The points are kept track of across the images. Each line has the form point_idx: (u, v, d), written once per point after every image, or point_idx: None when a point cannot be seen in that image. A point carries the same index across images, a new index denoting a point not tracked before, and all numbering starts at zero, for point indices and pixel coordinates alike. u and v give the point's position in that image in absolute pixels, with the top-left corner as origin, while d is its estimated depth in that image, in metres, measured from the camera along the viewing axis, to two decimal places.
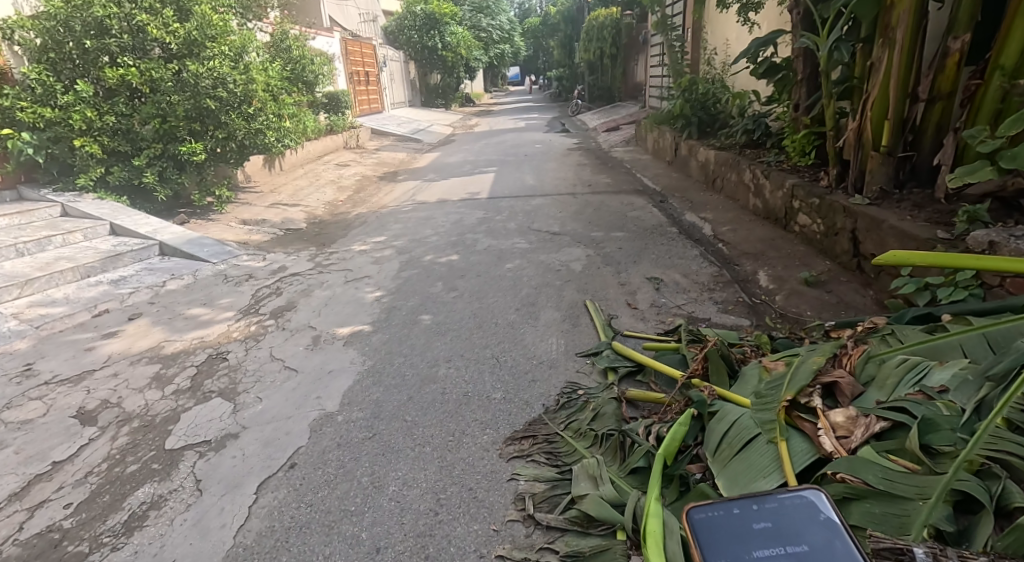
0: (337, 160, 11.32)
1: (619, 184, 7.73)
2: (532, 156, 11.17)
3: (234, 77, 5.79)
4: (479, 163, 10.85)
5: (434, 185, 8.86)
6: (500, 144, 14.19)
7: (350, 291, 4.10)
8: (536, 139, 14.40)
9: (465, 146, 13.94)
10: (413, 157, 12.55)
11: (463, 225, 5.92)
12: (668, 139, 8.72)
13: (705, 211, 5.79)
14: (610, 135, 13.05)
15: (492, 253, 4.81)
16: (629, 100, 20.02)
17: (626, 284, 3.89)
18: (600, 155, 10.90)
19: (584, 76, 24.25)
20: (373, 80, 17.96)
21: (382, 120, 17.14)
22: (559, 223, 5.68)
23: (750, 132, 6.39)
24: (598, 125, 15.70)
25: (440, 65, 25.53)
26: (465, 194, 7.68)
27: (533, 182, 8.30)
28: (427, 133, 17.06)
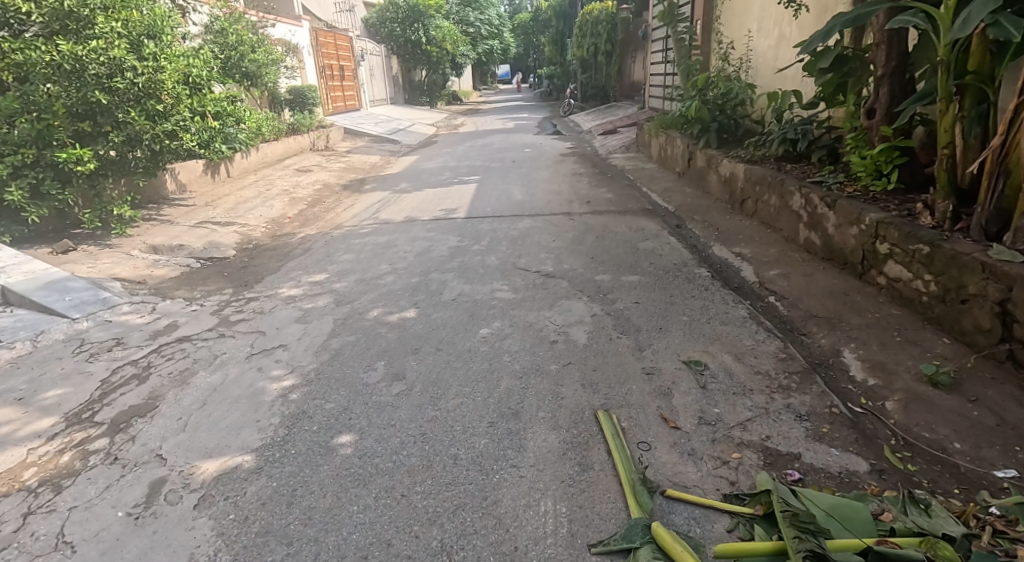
0: (299, 165, 9.99)
1: (623, 202, 6.50)
2: (520, 163, 9.93)
3: (134, 63, 4.57)
4: (460, 170, 9.58)
5: (405, 196, 7.59)
6: (486, 147, 12.93)
7: (250, 373, 2.82)
8: (525, 143, 13.12)
9: (448, 150, 12.66)
10: (387, 162, 11.26)
11: (429, 257, 4.65)
12: (678, 148, 7.51)
13: (739, 244, 4.55)
14: (606, 140, 11.82)
15: (463, 307, 3.55)
16: (624, 100, 18.87)
17: (654, 373, 2.64)
18: (597, 162, 9.67)
19: (577, 74, 23.07)
20: (349, 76, 16.64)
21: (357, 119, 15.79)
22: (552, 258, 4.43)
23: (790, 143, 5.19)
24: (594, 127, 14.46)
25: (425, 60, 24.16)
26: (439, 211, 6.40)
27: (520, 196, 7.05)
28: (407, 134, 15.76)
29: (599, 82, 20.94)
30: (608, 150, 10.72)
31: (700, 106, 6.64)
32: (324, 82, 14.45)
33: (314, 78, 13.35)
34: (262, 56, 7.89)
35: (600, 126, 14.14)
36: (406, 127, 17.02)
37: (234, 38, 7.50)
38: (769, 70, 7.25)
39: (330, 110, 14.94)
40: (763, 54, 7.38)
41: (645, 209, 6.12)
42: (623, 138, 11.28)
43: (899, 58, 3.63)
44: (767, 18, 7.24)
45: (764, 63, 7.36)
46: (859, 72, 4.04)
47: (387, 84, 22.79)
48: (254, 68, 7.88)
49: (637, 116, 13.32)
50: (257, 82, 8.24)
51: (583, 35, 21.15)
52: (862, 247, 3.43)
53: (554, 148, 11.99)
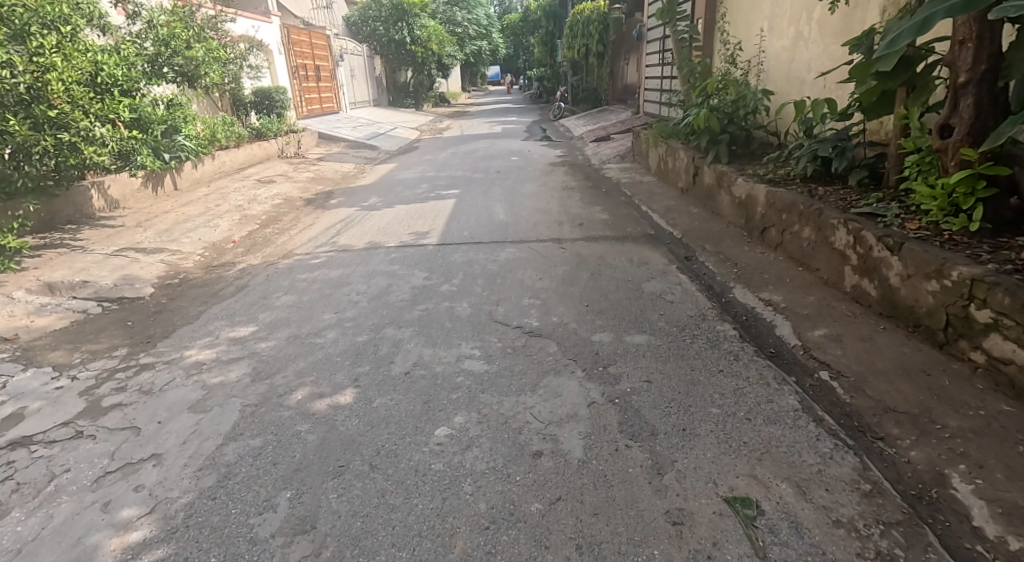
0: (262, 175, 9.08)
1: (621, 225, 5.65)
2: (505, 174, 9.07)
3: (13, 56, 3.75)
4: (439, 181, 8.72)
5: (373, 214, 6.71)
6: (471, 154, 12.06)
7: (90, 513, 1.93)
8: (512, 150, 12.24)
9: (429, 157, 11.79)
10: (361, 171, 10.37)
11: (387, 301, 3.79)
12: (682, 161, 6.67)
13: (765, 289, 3.71)
14: (599, 148, 10.98)
15: (418, 386, 2.69)
16: (617, 104, 18.13)
17: (681, 524, 1.79)
18: (590, 174, 8.83)
19: (568, 76, 22.33)
20: (325, 76, 15.74)
21: (334, 123, 14.90)
22: (538, 307, 3.59)
23: (821, 162, 4.37)
24: (585, 133, 13.63)
25: (409, 61, 23.26)
26: (409, 235, 5.53)
27: (502, 216, 6.21)
28: (386, 139, 14.88)
29: (591, 85, 20.12)
30: (601, 160, 9.87)
31: (709, 115, 5.80)
32: (296, 84, 13.53)
33: (284, 79, 12.43)
34: (202, 51, 7.16)
35: (593, 132, 13.31)
36: (387, 132, 16.14)
37: (168, 34, 6.65)
38: (784, 74, 6.43)
39: (303, 114, 14.02)
40: (778, 56, 6.55)
41: (648, 236, 5.28)
42: (617, 147, 10.43)
43: (991, 60, 2.83)
44: (782, 15, 6.41)
45: (779, 66, 6.53)
46: (926, 78, 3.23)
47: (370, 86, 21.87)
48: (192, 68, 7.15)
49: (632, 122, 12.49)
50: (194, 84, 7.35)
51: (574, 36, 20.32)
52: (947, 309, 2.60)
53: (542, 156, 11.14)
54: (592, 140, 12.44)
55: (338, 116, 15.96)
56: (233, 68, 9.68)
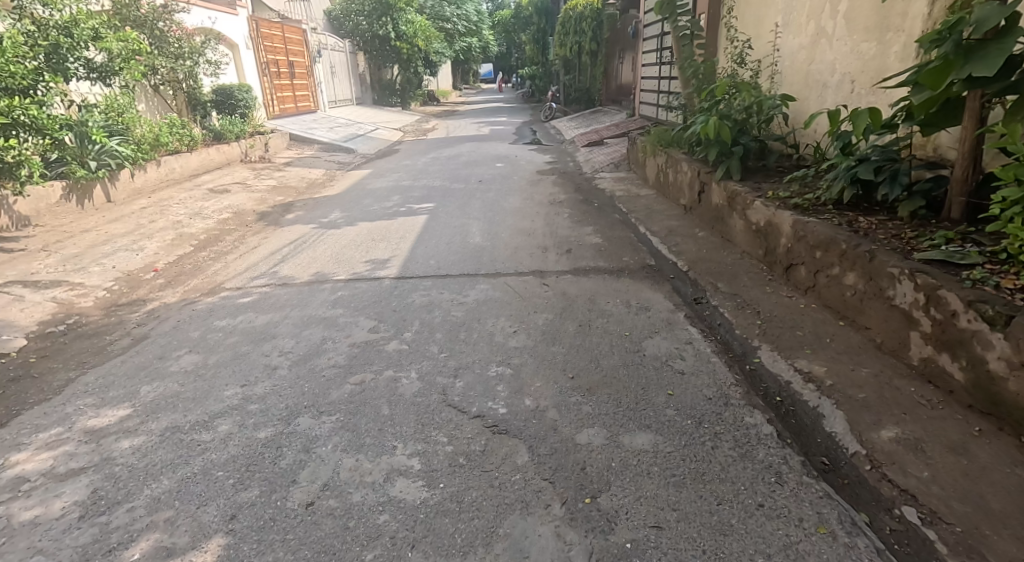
0: (216, 183, 8.20)
1: (616, 253, 4.82)
2: (486, 184, 8.23)
3: None
4: (413, 192, 7.86)
5: (331, 234, 5.85)
6: (453, 159, 11.21)
7: None
8: (497, 155, 11.39)
9: (407, 162, 10.94)
10: (331, 178, 9.50)
11: (315, 367, 2.94)
12: (686, 175, 5.84)
13: (803, 355, 2.88)
14: (592, 154, 10.15)
15: (319, 533, 1.84)
16: (611, 105, 17.35)
17: None
18: (581, 185, 8.01)
19: (560, 75, 21.54)
20: (301, 73, 14.83)
21: (309, 124, 14.00)
22: (507, 380, 2.75)
23: (862, 185, 3.55)
24: (577, 136, 12.82)
25: (394, 57, 22.33)
26: (364, 264, 4.68)
27: (478, 238, 5.37)
28: (366, 141, 14.01)
29: (584, 84, 19.29)
30: (593, 169, 9.03)
31: (719, 122, 4.96)
32: (265, 81, 12.62)
33: (251, 77, 11.53)
34: (118, 41, 6.18)
35: (585, 136, 12.47)
36: (366, 133, 15.25)
37: (64, 18, 5.65)
38: (803, 76, 5.62)
39: (275, 114, 13.12)
40: (795, 55, 5.73)
41: (647, 268, 4.45)
42: (611, 153, 9.60)
43: None
44: (801, 8, 5.60)
45: (796, 66, 5.72)
46: None
47: (352, 84, 20.94)
48: (106, 61, 6.16)
49: (627, 125, 11.67)
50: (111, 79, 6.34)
51: (566, 33, 19.48)
52: None
53: (530, 163, 10.30)
54: (584, 145, 11.60)
55: (314, 116, 15.06)
56: (186, 63, 8.89)
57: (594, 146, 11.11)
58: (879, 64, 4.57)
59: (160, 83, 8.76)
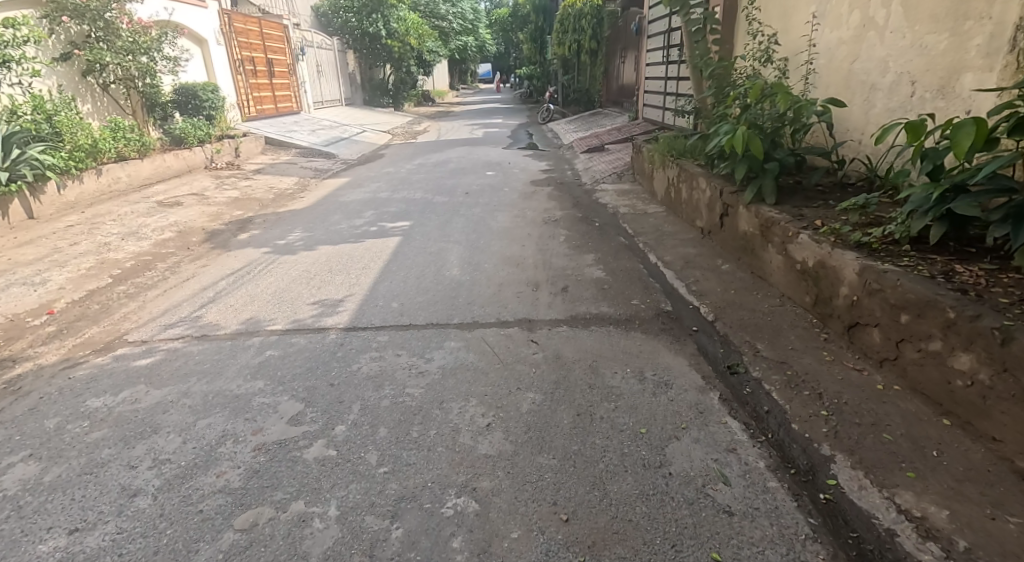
0: (169, 194, 7.30)
1: (623, 292, 3.93)
2: (473, 197, 7.34)
3: None
4: (388, 206, 6.97)
5: (283, 261, 4.95)
6: (440, 166, 10.30)
7: None
8: (489, 162, 10.49)
9: (390, 169, 10.04)
10: (302, 188, 8.60)
11: (192, 491, 2.04)
12: (704, 193, 4.94)
13: (902, 480, 1.99)
14: (591, 162, 9.26)
15: None
16: (612, 107, 16.50)
17: None
18: (579, 199, 7.12)
19: (559, 76, 20.71)
20: (281, 71, 13.95)
21: (288, 126, 13.10)
22: (467, 529, 1.85)
23: (955, 219, 2.67)
24: (575, 141, 11.96)
25: (385, 56, 21.42)
26: (310, 307, 3.78)
27: (455, 270, 4.48)
28: (349, 144, 13.15)
29: (584, 85, 18.43)
30: (593, 180, 8.14)
31: (748, 132, 4.07)
32: (238, 79, 11.73)
33: (220, 75, 10.66)
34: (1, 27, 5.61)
35: (584, 141, 11.58)
36: (351, 136, 14.35)
37: None
38: (844, 76, 4.73)
39: (250, 115, 12.23)
40: (834, 51, 4.85)
41: (662, 316, 3.56)
42: (613, 161, 8.69)
43: None
44: None
45: (835, 65, 4.84)
46: None
47: (340, 84, 20.01)
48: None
49: (630, 130, 10.78)
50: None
51: (565, 32, 18.59)
52: None
53: (523, 171, 9.40)
54: (583, 151, 10.69)
55: (294, 118, 14.16)
56: (141, 60, 8.08)
57: (593, 152, 10.22)
58: (951, 62, 3.69)
59: (113, 81, 7.90)
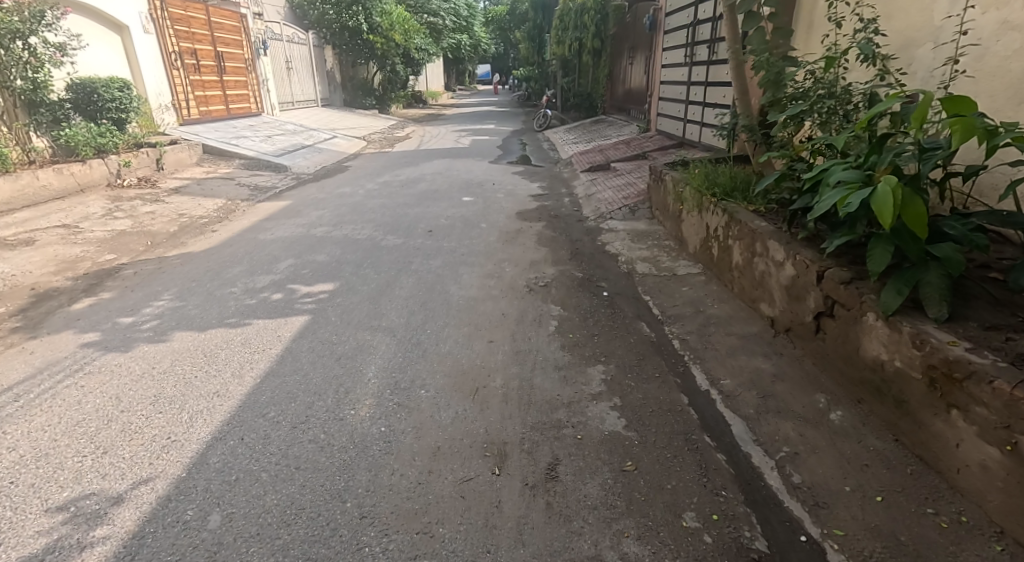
0: (25, 227, 5.47)
1: (666, 490, 2.07)
2: (432, 238, 5.49)
3: None
4: (317, 251, 5.13)
5: (100, 363, 3.07)
6: (406, 185, 8.45)
7: None
8: (467, 182, 8.64)
9: (345, 190, 8.20)
10: (224, 215, 6.77)
11: None
12: (781, 268, 3.10)
13: None
14: (595, 187, 7.43)
15: None
16: (617, 113, 14.80)
17: None
18: (579, 246, 5.28)
19: (558, 78, 19.01)
20: (233, 67, 12.15)
21: (238, 131, 11.28)
22: None
23: None
24: (575, 155, 10.19)
25: (366, 53, 19.63)
26: (34, 536, 1.88)
27: (364, 407, 2.62)
28: (310, 154, 11.36)
29: (585, 88, 16.74)
30: (597, 215, 6.30)
31: (896, 183, 2.20)
32: (171, 74, 9.92)
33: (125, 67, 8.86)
34: None
35: (584, 156, 9.74)
36: (315, 143, 12.52)
37: None
38: (1017, 86, 2.90)
39: (189, 116, 10.42)
40: (993, 46, 3.01)
41: None
42: (622, 189, 6.87)
43: None
44: None
45: (996, 67, 3.00)
46: None
47: (313, 83, 18.17)
48: None
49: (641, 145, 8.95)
50: None
51: (565, 29, 16.80)
52: None
53: (507, 196, 7.57)
54: (584, 169, 8.86)
55: (249, 121, 12.34)
56: (11, 46, 6.26)
57: (596, 173, 8.39)
58: None
59: None
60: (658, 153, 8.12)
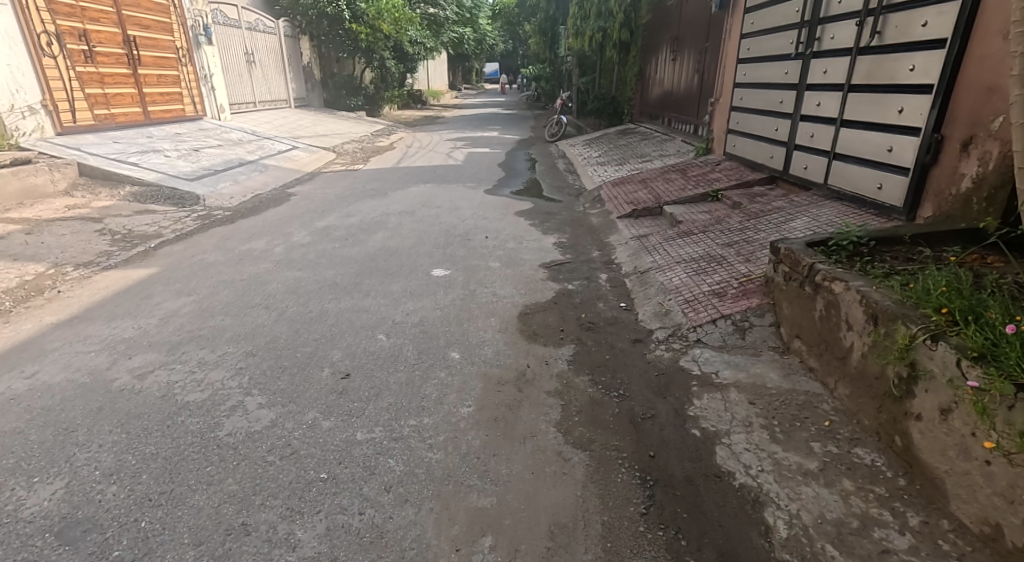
0: None
1: None
2: (336, 412, 2.63)
3: None
4: (58, 457, 2.29)
5: None
6: (349, 238, 5.60)
7: None
8: (443, 233, 5.77)
9: (254, 245, 5.38)
10: (15, 301, 3.98)
11: None
12: None
13: None
14: (651, 259, 4.54)
15: None
16: (651, 121, 12.07)
17: None
18: (654, 452, 2.38)
19: (574, 77, 16.26)
20: (150, 58, 9.42)
21: (149, 143, 8.54)
22: None
23: None
24: (605, 185, 7.37)
25: (349, 46, 16.93)
26: None
27: None
28: (249, 175, 8.60)
29: (609, 90, 13.99)
30: (670, 335, 3.40)
31: None
32: (39, 63, 7.19)
33: None
34: None
35: (620, 190, 6.85)
36: (260, 159, 9.75)
37: None
38: None
39: (74, 122, 7.71)
40: None
41: None
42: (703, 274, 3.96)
43: None
44: None
45: None
46: None
47: (281, 80, 15.42)
48: None
49: (710, 183, 6.03)
50: None
51: (584, 19, 13.92)
52: None
53: (502, 268, 4.69)
54: (623, 216, 5.97)
55: (173, 128, 9.60)
56: None
57: (644, 227, 5.50)
58: None
59: None
60: (747, 201, 5.20)
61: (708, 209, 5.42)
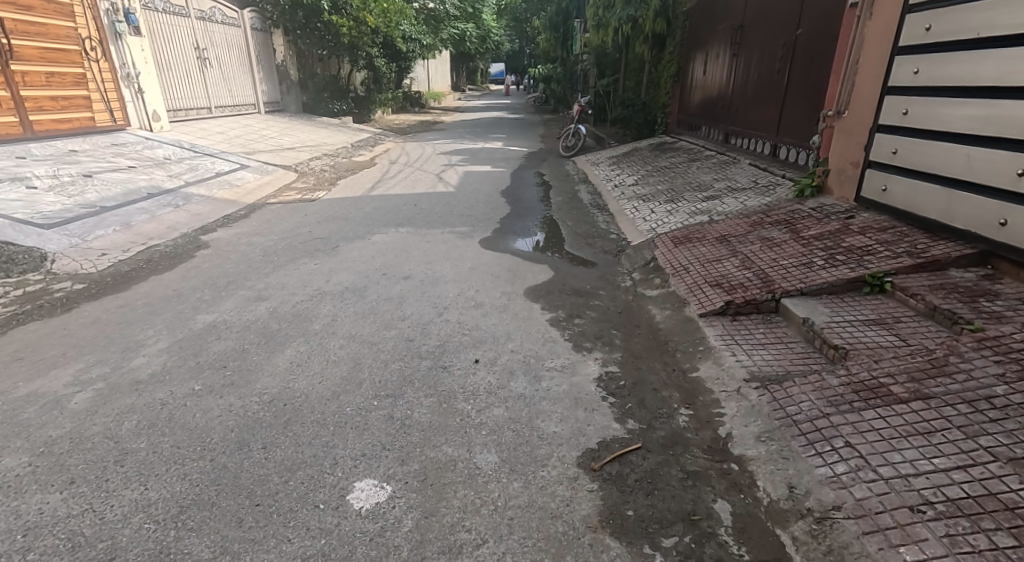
0: None
1: None
2: None
3: None
4: None
5: None
6: (232, 362, 3.14)
7: None
8: (402, 350, 3.31)
9: (44, 382, 2.91)
10: None
11: None
12: None
13: None
14: (832, 481, 2.05)
15: None
16: (692, 132, 9.71)
17: None
18: None
19: (591, 79, 13.90)
20: (35, 50, 7.05)
21: (12, 167, 6.11)
22: None
23: None
24: (665, 240, 4.91)
25: (329, 41, 14.53)
26: None
27: None
28: (152, 213, 6.18)
29: (636, 94, 11.63)
30: None
31: None
32: None
33: None
34: None
35: (693, 257, 4.39)
36: (186, 185, 7.36)
37: None
38: None
39: None
40: None
41: None
42: None
43: None
44: None
45: None
46: None
47: (244, 80, 12.96)
48: None
49: (856, 258, 3.60)
50: None
51: (607, 7, 11.46)
52: None
53: (503, 480, 2.24)
54: (712, 316, 3.55)
55: (66, 144, 7.21)
56: None
57: (763, 355, 3.04)
58: None
59: None
60: (972, 316, 2.75)
61: (883, 325, 2.96)
